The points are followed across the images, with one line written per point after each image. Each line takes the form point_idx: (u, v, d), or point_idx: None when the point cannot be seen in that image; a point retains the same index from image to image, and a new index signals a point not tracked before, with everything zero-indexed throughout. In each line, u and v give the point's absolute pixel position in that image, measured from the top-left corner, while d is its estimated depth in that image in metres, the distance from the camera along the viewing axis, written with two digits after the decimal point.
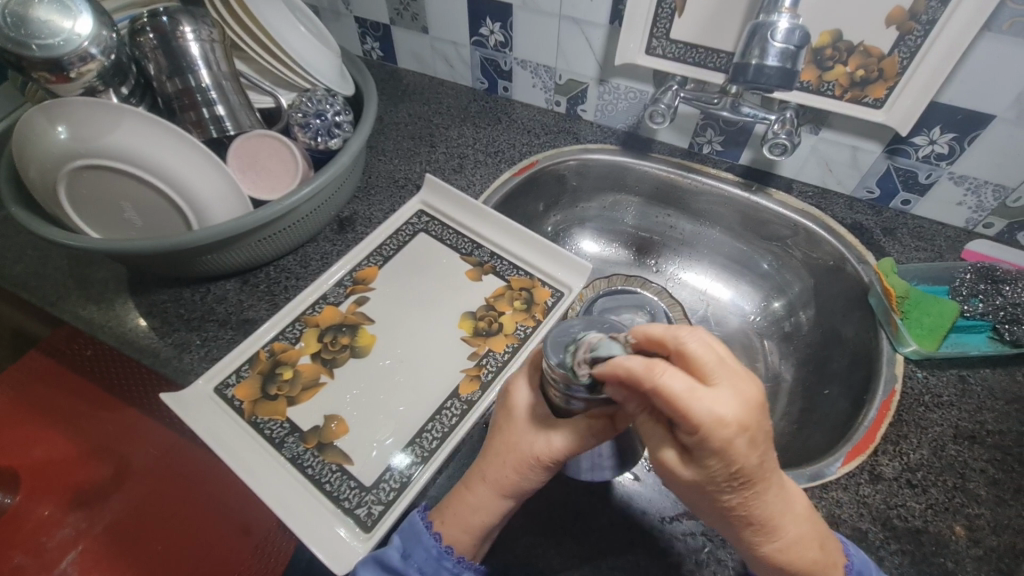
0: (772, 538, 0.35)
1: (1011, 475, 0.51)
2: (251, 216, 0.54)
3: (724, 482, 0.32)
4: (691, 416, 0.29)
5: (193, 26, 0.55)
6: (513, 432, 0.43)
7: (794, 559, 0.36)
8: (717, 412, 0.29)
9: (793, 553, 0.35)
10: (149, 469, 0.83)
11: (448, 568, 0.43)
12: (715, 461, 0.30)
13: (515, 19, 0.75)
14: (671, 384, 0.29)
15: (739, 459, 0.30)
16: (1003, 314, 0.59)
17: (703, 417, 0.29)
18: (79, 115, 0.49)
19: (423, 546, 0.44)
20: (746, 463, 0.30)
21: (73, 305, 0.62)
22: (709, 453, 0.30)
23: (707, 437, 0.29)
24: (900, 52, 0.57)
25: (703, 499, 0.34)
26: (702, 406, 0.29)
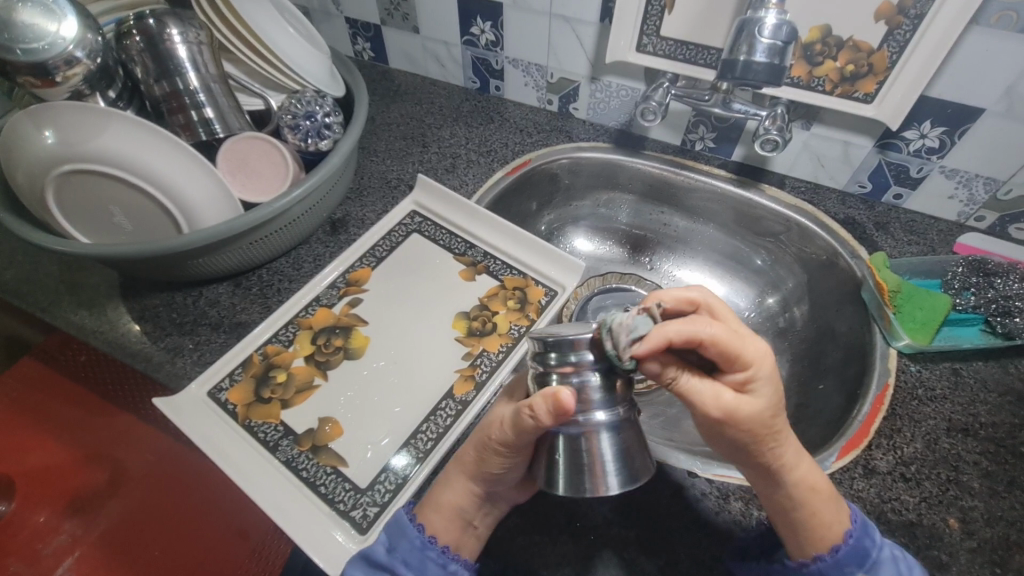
0: (798, 466, 0.39)
1: (1004, 466, 0.51)
2: (244, 219, 0.54)
3: (769, 419, 0.37)
4: (741, 356, 0.36)
5: (180, 29, 0.55)
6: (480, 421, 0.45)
7: (821, 484, 0.41)
8: (757, 349, 0.37)
9: (814, 479, 0.40)
10: (144, 474, 0.82)
11: (433, 559, 0.45)
12: (765, 386, 0.37)
13: (506, 18, 0.74)
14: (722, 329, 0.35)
15: (773, 390, 0.37)
16: (995, 306, 0.60)
17: (751, 352, 0.36)
18: (66, 120, 0.48)
19: (409, 538, 0.45)
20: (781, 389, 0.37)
21: (65, 311, 0.62)
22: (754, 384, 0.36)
23: (755, 368, 0.36)
24: (889, 46, 0.57)
25: (748, 443, 0.37)
26: (742, 345, 0.36)
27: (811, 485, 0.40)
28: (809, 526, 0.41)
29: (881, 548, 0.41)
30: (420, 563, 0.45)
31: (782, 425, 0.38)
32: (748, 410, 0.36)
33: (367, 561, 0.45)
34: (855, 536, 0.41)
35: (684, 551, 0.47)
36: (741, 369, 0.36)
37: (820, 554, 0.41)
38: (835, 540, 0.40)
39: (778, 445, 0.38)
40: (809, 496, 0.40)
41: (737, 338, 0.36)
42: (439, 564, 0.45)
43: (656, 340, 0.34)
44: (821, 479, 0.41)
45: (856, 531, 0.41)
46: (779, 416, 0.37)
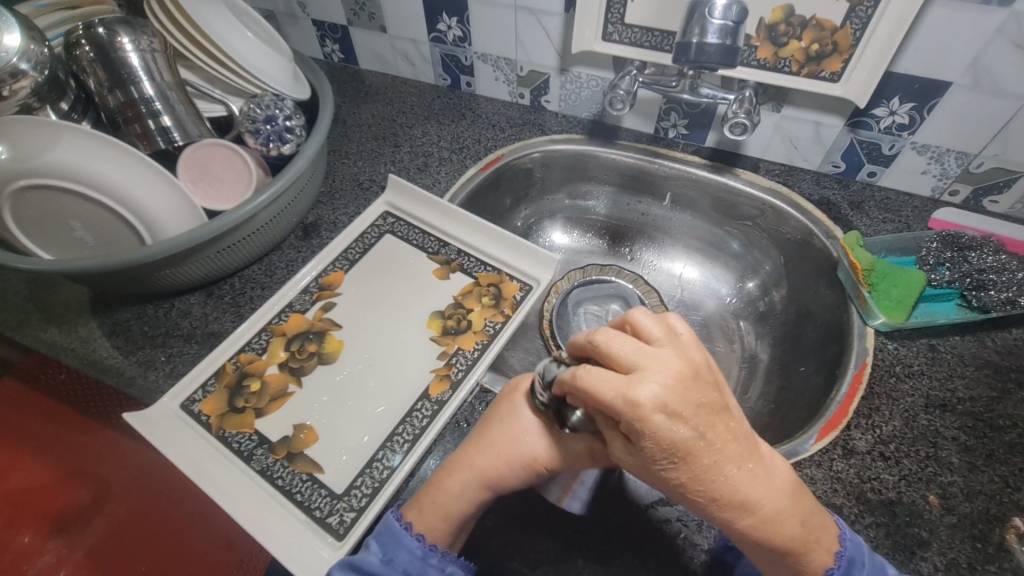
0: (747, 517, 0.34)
1: (983, 440, 0.51)
2: (207, 228, 0.53)
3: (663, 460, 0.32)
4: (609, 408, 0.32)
5: (131, 37, 0.54)
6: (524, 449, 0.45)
7: (777, 536, 0.35)
8: (635, 405, 0.30)
9: (770, 529, 0.34)
10: (127, 493, 0.81)
11: (433, 564, 0.43)
12: (647, 443, 0.31)
13: (471, 13, 0.73)
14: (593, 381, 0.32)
15: (659, 445, 0.31)
16: (969, 281, 0.59)
17: (619, 407, 0.31)
18: (17, 134, 0.47)
19: (406, 548, 0.44)
20: (675, 442, 0.31)
21: (34, 328, 0.61)
22: (631, 433, 0.32)
23: (626, 423, 0.31)
24: (852, 23, 0.57)
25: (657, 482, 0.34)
26: (616, 392, 0.31)
27: (764, 530, 0.34)
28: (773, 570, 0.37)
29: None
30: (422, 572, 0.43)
31: (700, 474, 0.32)
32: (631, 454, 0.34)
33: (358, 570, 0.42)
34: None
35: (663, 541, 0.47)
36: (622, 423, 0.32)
37: None
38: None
39: (700, 491, 0.33)
40: (760, 544, 0.35)
41: (611, 390, 0.31)
42: (437, 569, 0.43)
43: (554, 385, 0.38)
44: (782, 524, 0.35)
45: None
46: (687, 464, 0.32)
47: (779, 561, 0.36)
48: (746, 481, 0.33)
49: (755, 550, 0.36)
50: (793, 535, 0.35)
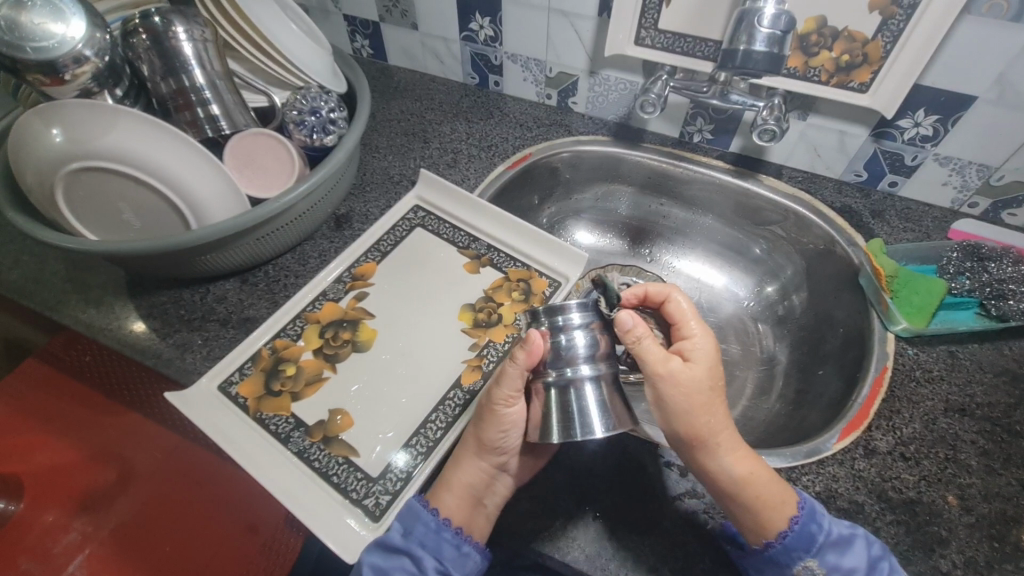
0: (732, 446, 0.45)
1: (1001, 444, 0.53)
2: (253, 213, 0.55)
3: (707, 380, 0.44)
4: (686, 327, 0.47)
5: (185, 26, 0.55)
6: (489, 410, 0.48)
7: (756, 470, 0.45)
8: (706, 333, 0.47)
9: (747, 459, 0.45)
10: (151, 473, 0.83)
11: (447, 539, 0.47)
12: (705, 358, 0.45)
13: (505, 14, 0.75)
14: (680, 304, 0.49)
15: (710, 364, 0.45)
16: (989, 290, 0.61)
17: (699, 329, 0.47)
18: (76, 118, 0.49)
19: (423, 522, 0.47)
20: (718, 371, 0.46)
21: (73, 309, 0.62)
22: (695, 352, 0.46)
23: (701, 338, 0.47)
24: (884, 36, 0.58)
25: (684, 407, 0.44)
26: (698, 320, 0.48)
27: (747, 467, 0.44)
28: (751, 512, 0.44)
29: (829, 533, 0.44)
30: (436, 544, 0.47)
31: (717, 405, 0.45)
32: (687, 370, 0.44)
33: (383, 545, 0.46)
34: (801, 523, 0.44)
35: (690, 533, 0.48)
36: (685, 342, 0.47)
37: (795, 516, 0.44)
38: (782, 527, 0.44)
39: (711, 421, 0.44)
40: (748, 481, 0.44)
41: (694, 319, 0.48)
42: (453, 545, 0.47)
43: (637, 293, 0.50)
44: (759, 462, 0.45)
45: (804, 518, 0.44)
46: (714, 394, 0.45)
47: (762, 497, 0.44)
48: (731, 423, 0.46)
49: (739, 491, 0.44)
50: (766, 468, 0.45)
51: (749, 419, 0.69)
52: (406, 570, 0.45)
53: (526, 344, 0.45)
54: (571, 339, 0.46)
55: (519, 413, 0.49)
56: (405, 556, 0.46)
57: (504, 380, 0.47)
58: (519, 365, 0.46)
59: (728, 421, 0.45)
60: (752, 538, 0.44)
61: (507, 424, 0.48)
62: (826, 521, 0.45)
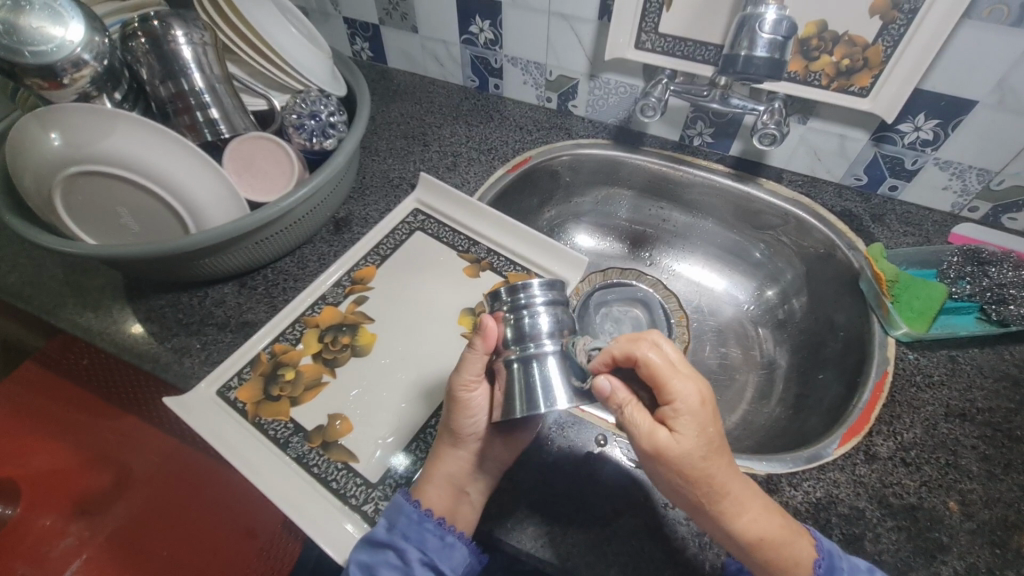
0: (743, 513, 0.41)
1: (1002, 450, 0.53)
2: (251, 219, 0.54)
3: (699, 451, 0.39)
4: (666, 387, 0.39)
5: (185, 30, 0.55)
6: (453, 397, 0.49)
7: (769, 531, 0.41)
8: (692, 387, 0.39)
9: (759, 523, 0.41)
10: (149, 478, 0.83)
11: (431, 531, 0.47)
12: (691, 426, 0.39)
13: (505, 17, 0.75)
14: (652, 359, 0.40)
15: (698, 430, 0.39)
16: (990, 294, 0.61)
17: (681, 387, 0.39)
18: (73, 122, 0.48)
19: (405, 514, 0.47)
20: (711, 430, 0.39)
21: (71, 314, 0.62)
22: (681, 417, 0.39)
23: (682, 402, 0.39)
24: (884, 41, 0.58)
25: (681, 480, 0.40)
26: (677, 374, 0.40)
27: (760, 529, 0.41)
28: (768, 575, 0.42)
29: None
30: (419, 535, 0.47)
31: (717, 470, 0.39)
32: (675, 445, 0.38)
33: (369, 541, 0.46)
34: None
35: (691, 539, 0.47)
36: (666, 407, 0.39)
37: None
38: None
39: (714, 488, 0.40)
40: (760, 546, 0.41)
41: (674, 372, 0.39)
42: (437, 535, 0.47)
43: (604, 356, 0.42)
44: (772, 521, 0.42)
45: None
46: (710, 459, 0.39)
47: (777, 561, 0.41)
48: (743, 481, 0.42)
49: (753, 556, 0.41)
50: (780, 525, 0.42)
51: (749, 424, 0.69)
52: (389, 563, 0.45)
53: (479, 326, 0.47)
54: (534, 317, 0.44)
55: (483, 396, 0.50)
56: (390, 549, 0.46)
57: (465, 364, 0.48)
58: (479, 349, 0.47)
59: (735, 485, 0.41)
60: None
61: (473, 408, 0.50)
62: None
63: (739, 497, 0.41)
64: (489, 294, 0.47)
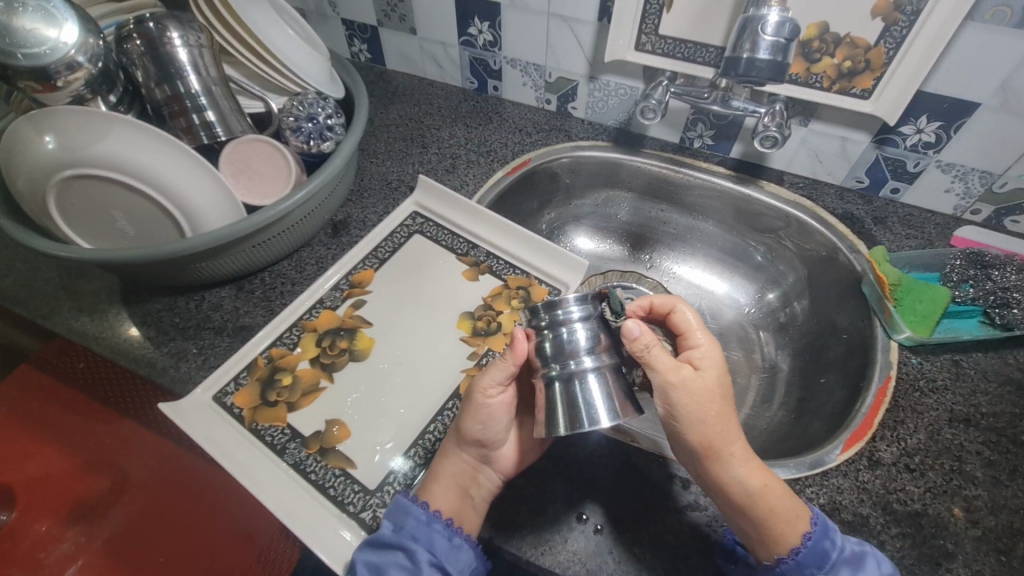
0: (748, 461, 0.43)
1: (1006, 456, 0.52)
2: (248, 222, 0.54)
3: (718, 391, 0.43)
4: (692, 335, 0.46)
5: (181, 32, 0.55)
6: (468, 400, 0.49)
7: (771, 485, 0.43)
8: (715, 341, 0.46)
9: (762, 473, 0.43)
10: (145, 482, 0.82)
11: (438, 531, 0.46)
12: (714, 368, 0.44)
13: (504, 19, 0.74)
14: (683, 310, 0.48)
15: (719, 373, 0.44)
16: (994, 298, 0.60)
17: (707, 336, 0.46)
18: (68, 125, 0.48)
19: (413, 515, 0.47)
20: (726, 381, 0.44)
21: (65, 318, 0.61)
22: (703, 359, 0.44)
23: (709, 347, 0.45)
24: (886, 42, 0.58)
25: (694, 423, 0.42)
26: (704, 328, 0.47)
27: (760, 480, 0.43)
28: (765, 526, 0.42)
29: (842, 550, 0.43)
30: (427, 536, 0.46)
31: (728, 415, 0.43)
32: (694, 377, 0.43)
33: (375, 542, 0.46)
34: (814, 538, 0.43)
35: (693, 547, 0.47)
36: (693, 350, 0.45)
37: (808, 532, 0.43)
38: (795, 542, 0.42)
39: (725, 434, 0.42)
40: (764, 494, 0.42)
41: (700, 327, 0.47)
42: (444, 535, 0.46)
43: (642, 301, 0.50)
44: (772, 475, 0.44)
45: (817, 534, 0.43)
46: (723, 403, 0.43)
47: (775, 512, 0.42)
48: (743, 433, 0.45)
49: (753, 506, 0.42)
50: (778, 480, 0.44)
51: (751, 428, 0.69)
52: (398, 564, 0.44)
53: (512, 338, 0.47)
54: (571, 333, 0.44)
55: (499, 405, 0.50)
56: (398, 550, 0.45)
57: (489, 371, 0.48)
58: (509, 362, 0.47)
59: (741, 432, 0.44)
60: (764, 552, 0.43)
61: (484, 415, 0.49)
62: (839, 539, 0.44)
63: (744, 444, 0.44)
64: (527, 310, 0.47)
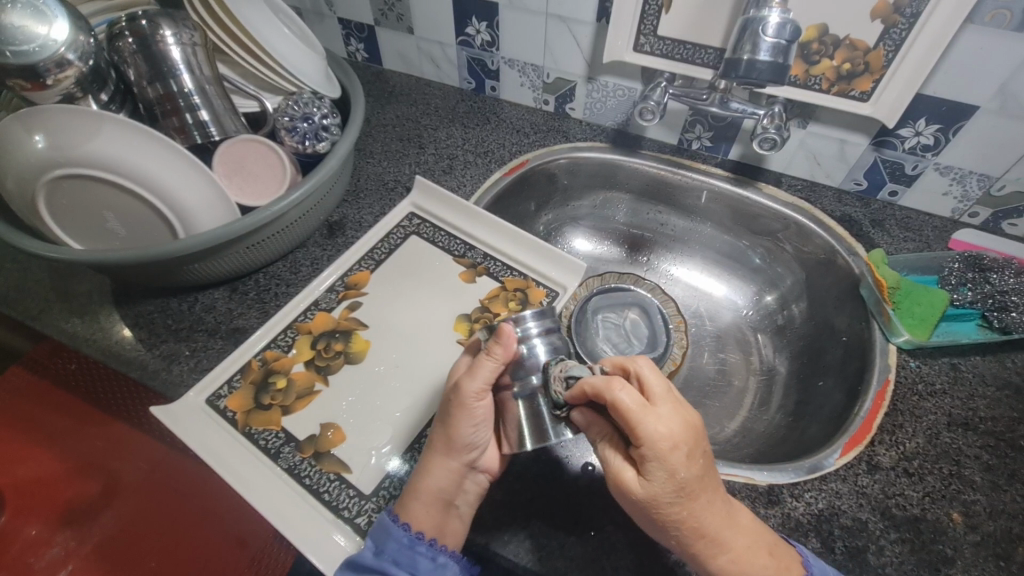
0: (720, 552, 0.39)
1: (1005, 459, 0.52)
2: (241, 223, 0.53)
3: (671, 496, 0.38)
4: (636, 431, 0.37)
5: (174, 30, 0.54)
6: (459, 404, 0.46)
7: (752, 571, 0.40)
8: (662, 432, 0.37)
9: (741, 562, 0.39)
10: (138, 485, 0.81)
11: (422, 553, 0.44)
12: (659, 472, 0.37)
13: (502, 18, 0.74)
14: (623, 400, 0.37)
15: (668, 478, 0.37)
16: (992, 302, 0.60)
17: (651, 433, 0.37)
18: (57, 124, 0.47)
19: (394, 538, 0.45)
20: (684, 475, 0.37)
21: (56, 319, 0.61)
22: (647, 462, 0.38)
23: (650, 449, 0.37)
24: (885, 44, 0.58)
25: (650, 518, 0.40)
26: (649, 421, 0.37)
27: (740, 569, 0.39)
28: None
29: None
30: (411, 559, 0.44)
31: (690, 515, 0.38)
32: (640, 488, 0.38)
33: (354, 566, 0.44)
34: None
35: None
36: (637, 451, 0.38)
37: None
38: None
39: (689, 526, 0.39)
40: None
41: (644, 417, 0.37)
42: (429, 558, 0.44)
43: (573, 390, 0.41)
44: (757, 560, 0.40)
45: None
46: (681, 505, 0.38)
47: None
48: (725, 515, 0.40)
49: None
50: (765, 564, 0.40)
51: (748, 431, 0.69)
52: None
53: (501, 337, 0.44)
54: (533, 348, 0.45)
55: (487, 406, 0.47)
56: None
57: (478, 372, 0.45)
58: (496, 359, 0.45)
59: (712, 525, 0.39)
60: None
61: (478, 418, 0.46)
62: None
63: (717, 536, 0.39)
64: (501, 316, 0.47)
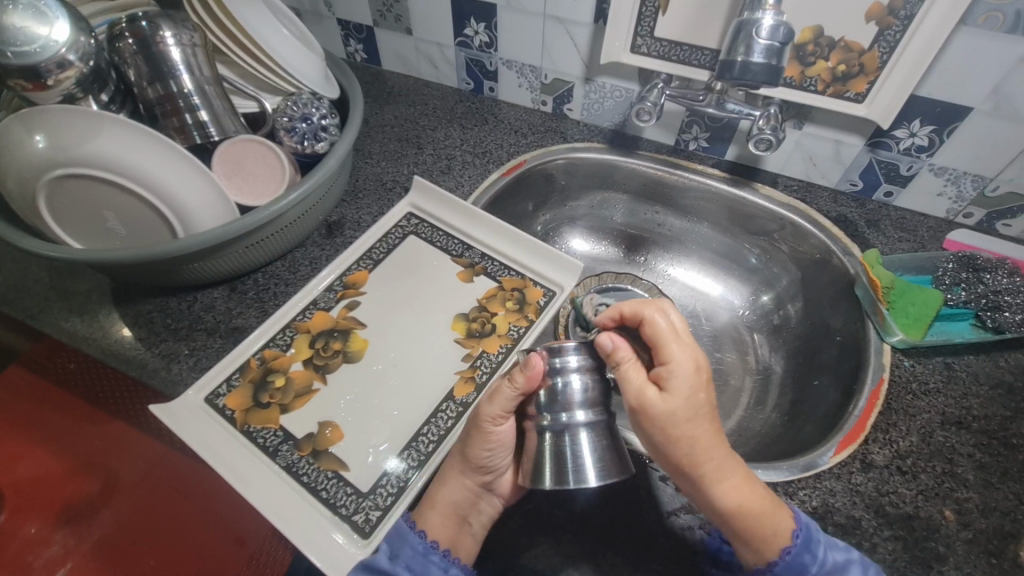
0: (723, 479, 0.40)
1: (997, 458, 0.52)
2: (241, 223, 0.53)
3: (690, 409, 0.40)
4: (664, 347, 0.41)
5: (173, 31, 0.54)
6: (475, 427, 0.48)
7: (750, 500, 0.41)
8: (688, 354, 0.41)
9: (741, 492, 0.41)
10: (136, 484, 0.81)
11: (435, 562, 0.46)
12: (684, 385, 0.40)
13: (500, 19, 0.74)
14: (658, 321, 0.42)
15: (691, 393, 0.40)
16: (985, 302, 0.60)
17: (677, 351, 0.41)
18: (58, 124, 0.47)
19: (411, 545, 0.47)
20: (703, 396, 0.40)
21: (56, 318, 0.61)
22: (673, 376, 0.40)
23: (678, 362, 0.40)
24: (880, 46, 0.58)
25: (663, 442, 0.40)
26: (678, 339, 0.42)
27: (742, 498, 0.41)
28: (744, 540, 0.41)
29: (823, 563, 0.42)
30: (423, 567, 0.45)
31: (702, 436, 0.40)
32: (662, 402, 0.40)
33: (369, 568, 0.44)
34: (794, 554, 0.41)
35: (686, 548, 0.47)
36: (663, 366, 0.41)
37: (787, 547, 0.42)
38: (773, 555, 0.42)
39: (700, 452, 0.40)
40: (739, 514, 0.41)
41: (674, 337, 0.42)
42: (441, 567, 0.46)
43: (611, 311, 0.46)
44: (755, 491, 0.42)
45: (797, 549, 0.42)
46: (697, 424, 0.40)
47: (751, 529, 0.41)
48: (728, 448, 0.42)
49: (729, 521, 0.41)
50: (762, 496, 0.42)
51: (744, 430, 0.69)
52: None
53: (526, 367, 0.45)
54: (567, 383, 0.44)
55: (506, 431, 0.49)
56: None
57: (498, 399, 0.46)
58: (518, 388, 0.45)
59: (720, 454, 0.41)
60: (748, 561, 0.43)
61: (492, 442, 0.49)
62: (820, 550, 0.42)
63: (723, 462, 0.40)
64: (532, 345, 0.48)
